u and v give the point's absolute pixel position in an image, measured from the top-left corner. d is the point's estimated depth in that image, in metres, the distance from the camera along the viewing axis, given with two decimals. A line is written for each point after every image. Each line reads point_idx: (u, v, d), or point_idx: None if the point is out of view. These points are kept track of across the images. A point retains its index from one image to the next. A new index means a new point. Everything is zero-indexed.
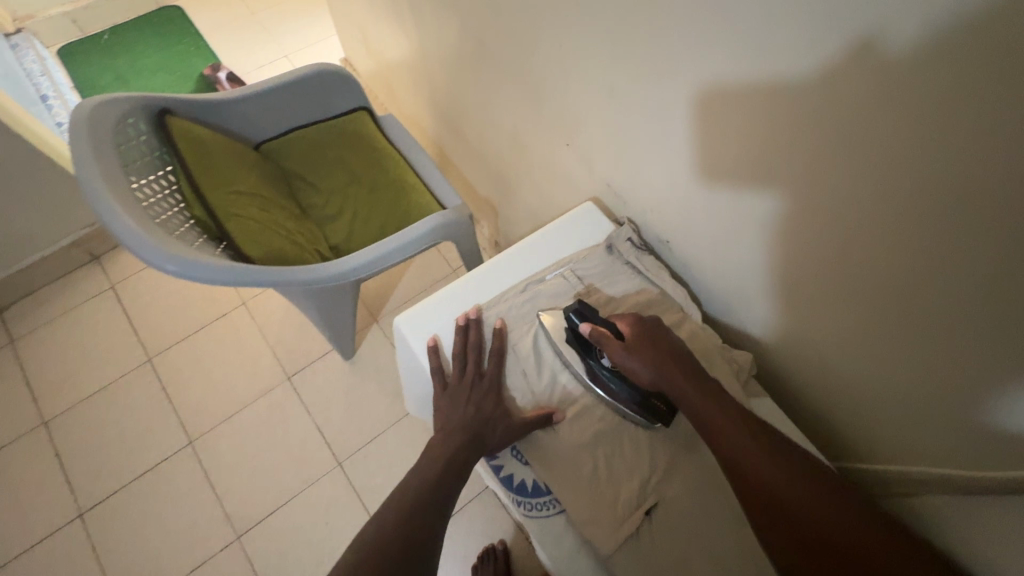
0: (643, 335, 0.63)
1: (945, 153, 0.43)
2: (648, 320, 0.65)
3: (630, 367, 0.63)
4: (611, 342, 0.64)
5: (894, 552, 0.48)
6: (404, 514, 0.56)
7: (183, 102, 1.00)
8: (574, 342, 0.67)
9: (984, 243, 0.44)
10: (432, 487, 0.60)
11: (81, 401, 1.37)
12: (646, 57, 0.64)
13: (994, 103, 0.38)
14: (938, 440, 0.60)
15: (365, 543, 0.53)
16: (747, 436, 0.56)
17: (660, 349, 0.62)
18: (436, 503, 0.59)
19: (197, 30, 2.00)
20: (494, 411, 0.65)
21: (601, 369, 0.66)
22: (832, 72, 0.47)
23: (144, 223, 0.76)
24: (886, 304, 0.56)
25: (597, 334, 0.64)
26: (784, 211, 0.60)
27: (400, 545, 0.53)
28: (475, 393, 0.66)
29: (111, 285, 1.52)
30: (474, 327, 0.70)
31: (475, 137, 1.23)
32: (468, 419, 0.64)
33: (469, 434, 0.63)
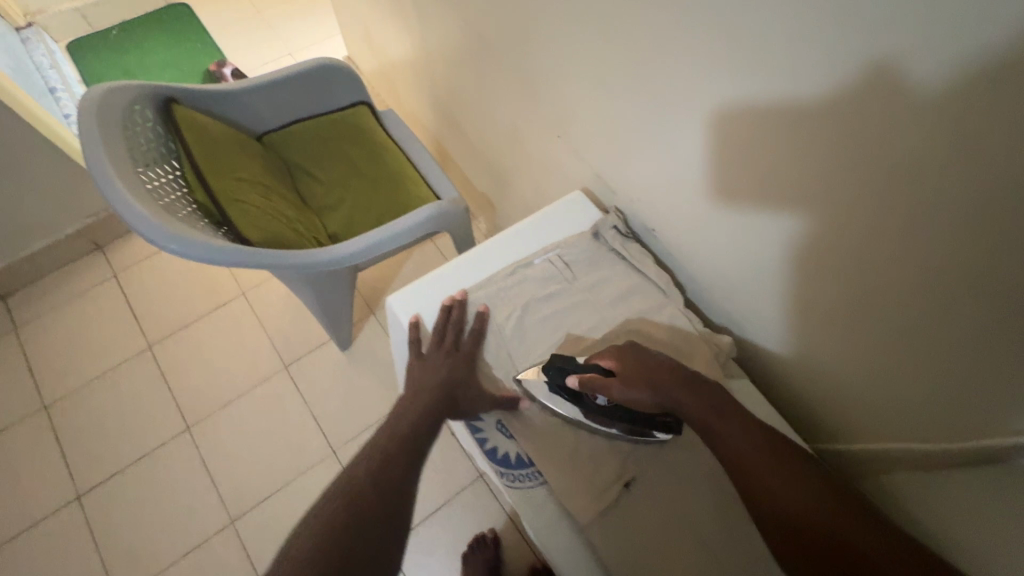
0: (631, 365, 0.62)
1: (915, 136, 0.46)
2: (628, 348, 0.64)
3: (635, 401, 0.61)
4: (604, 381, 0.62)
5: (879, 537, 0.49)
6: (380, 465, 0.59)
7: (189, 93, 1.04)
8: (567, 395, 0.65)
9: (946, 217, 0.47)
10: (408, 440, 0.62)
11: (81, 387, 1.39)
12: (638, 49, 0.67)
13: (949, 81, 0.41)
14: (915, 420, 0.62)
15: (343, 490, 0.56)
16: (743, 432, 0.58)
17: (651, 368, 0.62)
18: (412, 453, 0.61)
19: (203, 27, 2.04)
20: (469, 379, 0.68)
21: (595, 409, 0.64)
22: (803, 56, 0.50)
23: (150, 206, 0.79)
24: (861, 285, 0.59)
25: (589, 382, 0.62)
26: (762, 193, 0.63)
27: (377, 486, 0.56)
28: (452, 362, 0.69)
29: (114, 274, 1.54)
30: (455, 305, 0.73)
31: (473, 132, 1.26)
32: (442, 383, 0.67)
33: (444, 400, 0.66)
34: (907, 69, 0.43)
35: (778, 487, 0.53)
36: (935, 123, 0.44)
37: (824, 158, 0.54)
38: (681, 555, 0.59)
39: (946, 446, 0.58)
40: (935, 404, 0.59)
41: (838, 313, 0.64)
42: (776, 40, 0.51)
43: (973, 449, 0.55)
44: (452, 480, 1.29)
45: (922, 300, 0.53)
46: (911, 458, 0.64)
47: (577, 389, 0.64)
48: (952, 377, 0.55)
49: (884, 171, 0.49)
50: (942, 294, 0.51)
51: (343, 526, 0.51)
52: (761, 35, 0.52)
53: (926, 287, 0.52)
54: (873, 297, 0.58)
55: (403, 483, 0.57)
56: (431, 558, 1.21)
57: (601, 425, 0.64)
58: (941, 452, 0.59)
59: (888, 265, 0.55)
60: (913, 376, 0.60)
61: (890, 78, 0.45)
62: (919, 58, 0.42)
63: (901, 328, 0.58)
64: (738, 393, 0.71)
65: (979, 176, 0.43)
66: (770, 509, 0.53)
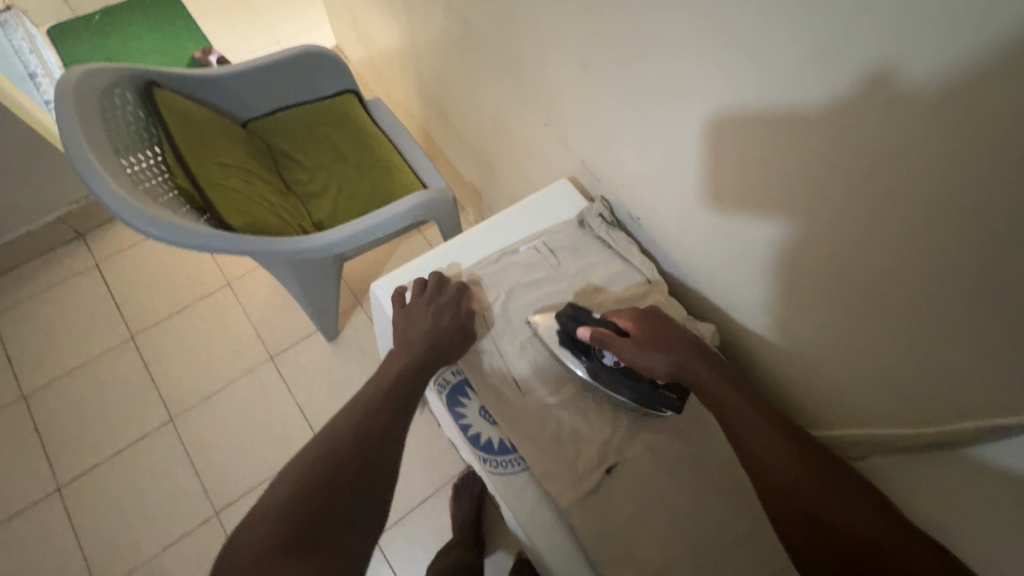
0: (647, 329, 0.64)
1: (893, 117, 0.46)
2: (649, 314, 0.66)
3: (643, 363, 0.63)
4: (617, 339, 0.64)
5: (877, 522, 0.49)
6: (359, 428, 0.59)
7: (171, 76, 1.02)
8: (571, 348, 0.66)
9: (921, 202, 0.47)
10: (391, 403, 0.62)
11: (62, 376, 1.37)
12: (622, 32, 0.66)
13: (926, 66, 0.42)
14: (898, 405, 0.62)
15: (321, 449, 0.57)
16: (756, 413, 0.58)
17: (665, 335, 0.64)
18: (392, 417, 0.61)
19: (188, 13, 2.01)
20: (449, 331, 0.68)
21: (603, 368, 0.65)
22: (783, 40, 0.50)
23: (128, 189, 0.78)
24: (838, 271, 0.59)
25: (600, 337, 0.64)
26: (745, 181, 0.63)
27: (350, 447, 0.57)
28: (436, 306, 0.70)
29: (95, 263, 1.52)
30: (436, 276, 0.73)
31: (461, 122, 1.26)
32: (427, 332, 0.67)
33: (427, 353, 0.66)
34: (886, 47, 0.43)
35: (785, 472, 0.54)
36: (908, 106, 0.44)
37: (804, 142, 0.54)
38: (661, 541, 0.60)
39: (925, 432, 0.59)
40: (912, 386, 0.59)
41: (820, 296, 0.64)
42: (759, 20, 0.51)
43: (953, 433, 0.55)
44: (438, 471, 1.29)
45: (898, 283, 0.54)
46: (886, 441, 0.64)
47: (586, 342, 0.65)
48: (931, 356, 0.55)
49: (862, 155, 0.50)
50: (918, 279, 0.52)
51: (317, 486, 0.53)
52: (745, 15, 0.52)
53: (904, 269, 0.53)
54: (850, 281, 0.59)
55: (380, 448, 0.58)
56: (417, 547, 1.21)
57: (605, 385, 0.65)
58: (920, 437, 0.59)
59: (865, 249, 0.55)
60: (891, 360, 0.60)
61: (871, 57, 0.45)
62: (897, 37, 0.42)
63: (882, 309, 0.58)
64: None
65: (954, 159, 0.43)
66: (776, 494, 0.53)
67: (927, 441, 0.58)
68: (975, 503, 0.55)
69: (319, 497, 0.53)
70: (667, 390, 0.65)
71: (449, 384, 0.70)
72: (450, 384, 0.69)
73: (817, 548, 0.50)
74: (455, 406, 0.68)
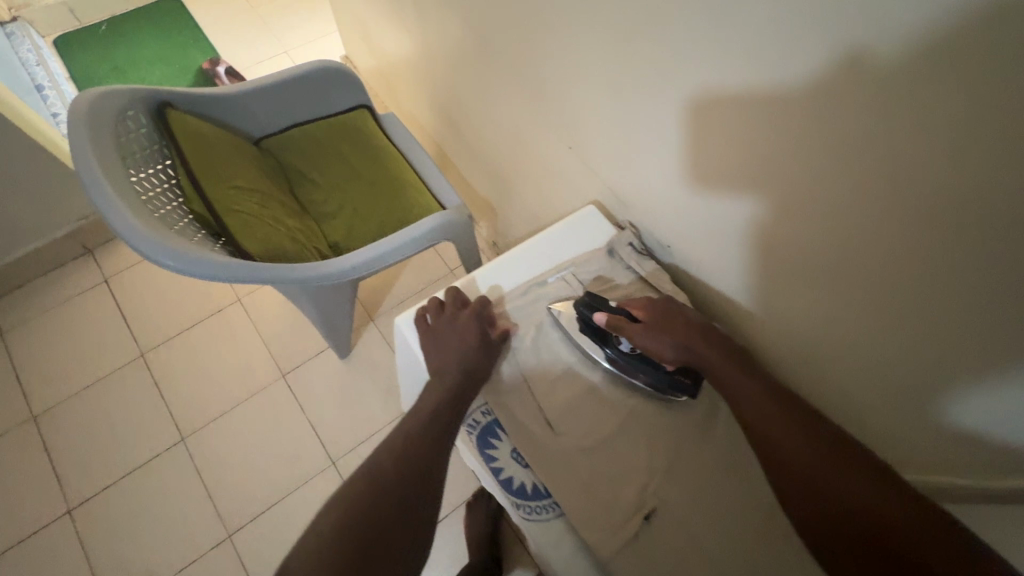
0: (658, 315, 0.67)
1: (931, 175, 0.43)
2: (660, 300, 0.68)
3: (652, 347, 0.65)
4: (629, 324, 0.66)
5: (899, 501, 0.47)
6: (402, 457, 0.58)
7: (183, 96, 1.00)
8: (590, 332, 0.69)
9: (972, 256, 0.43)
10: (432, 434, 0.62)
11: (72, 395, 1.35)
12: (646, 62, 0.63)
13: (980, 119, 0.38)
14: (932, 450, 0.59)
15: (365, 479, 0.56)
16: (767, 398, 0.58)
17: (669, 319, 0.66)
18: (434, 448, 0.61)
19: (196, 22, 1.99)
20: (477, 345, 0.67)
21: (620, 354, 0.68)
22: (822, 80, 0.46)
23: (144, 218, 0.75)
24: (869, 318, 0.56)
25: (614, 321, 0.67)
26: (778, 220, 0.59)
27: (395, 476, 0.56)
28: (461, 325, 0.70)
29: (104, 279, 1.50)
30: (454, 293, 0.73)
31: (475, 137, 1.23)
32: (457, 354, 0.67)
33: (458, 371, 0.66)
34: (927, 103, 0.40)
35: (782, 439, 0.55)
36: (950, 165, 0.41)
37: (837, 189, 0.51)
38: None
39: (966, 483, 0.56)
40: (947, 440, 0.56)
41: (849, 339, 0.61)
42: (791, 61, 0.48)
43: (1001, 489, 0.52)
44: (453, 492, 1.27)
45: (935, 339, 0.51)
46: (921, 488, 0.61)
47: (603, 328, 0.68)
48: (961, 404, 0.52)
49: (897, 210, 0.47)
50: (959, 338, 0.48)
51: (367, 514, 0.52)
52: (776, 55, 0.49)
53: (941, 327, 0.49)
54: (883, 331, 0.56)
55: (425, 478, 0.58)
56: (433, 571, 1.19)
57: (619, 368, 0.68)
58: (960, 487, 0.57)
59: (899, 302, 0.52)
60: (925, 410, 0.57)
61: (912, 111, 0.42)
62: (941, 92, 0.39)
63: (914, 362, 0.54)
64: None
65: (1003, 225, 0.40)
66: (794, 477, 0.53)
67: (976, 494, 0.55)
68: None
69: (368, 525, 0.51)
70: (682, 374, 0.66)
71: (480, 424, 0.69)
72: (481, 425, 0.68)
73: (841, 533, 0.48)
74: (486, 448, 0.67)
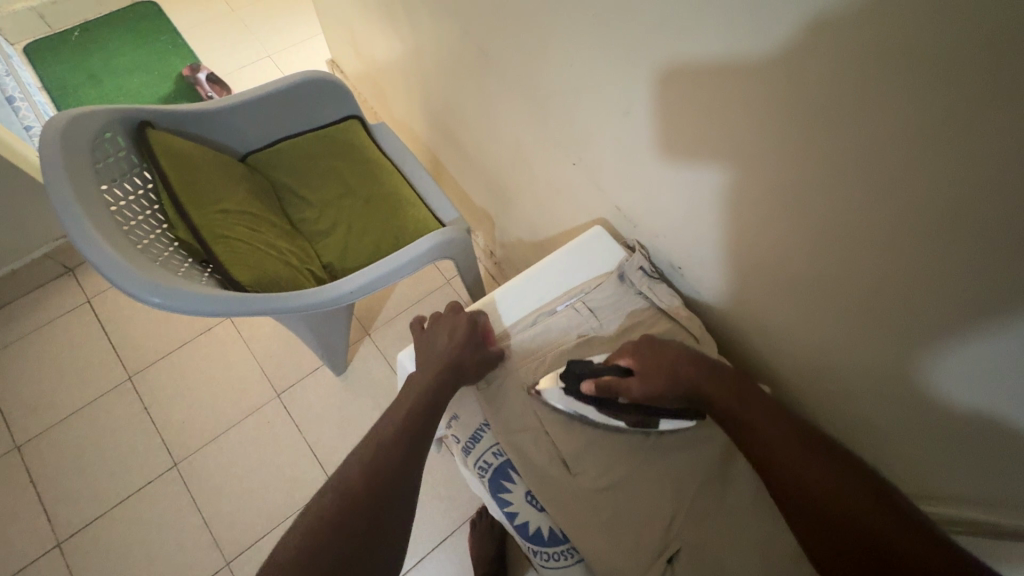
0: (647, 362, 0.65)
1: (990, 213, 0.41)
2: (644, 345, 0.67)
3: (652, 396, 0.64)
4: (622, 381, 0.65)
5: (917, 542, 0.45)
6: (371, 471, 0.57)
7: (164, 114, 0.95)
8: (586, 400, 0.68)
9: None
10: (403, 446, 0.60)
11: (57, 423, 1.30)
12: (669, 82, 0.61)
13: None
14: (970, 483, 0.58)
15: (339, 486, 0.56)
16: (778, 426, 0.56)
17: (673, 363, 0.64)
18: (406, 464, 0.59)
19: (174, 28, 1.92)
20: (463, 341, 0.72)
21: (621, 410, 0.67)
22: (865, 99, 0.45)
23: (125, 251, 0.71)
24: (906, 350, 0.56)
25: (605, 384, 0.66)
26: (812, 238, 0.58)
27: (366, 486, 0.55)
28: (454, 329, 0.74)
29: (87, 299, 1.45)
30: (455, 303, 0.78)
31: (471, 147, 1.19)
32: (445, 353, 0.71)
33: (441, 364, 0.70)
34: (993, 141, 0.38)
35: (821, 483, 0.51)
36: (1013, 205, 0.40)
37: (879, 222, 0.50)
38: None
39: (988, 517, 0.56)
40: (982, 472, 0.56)
41: (890, 373, 0.60)
42: (833, 90, 0.46)
43: (1003, 528, 0.54)
44: (457, 510, 1.24)
45: (981, 374, 0.50)
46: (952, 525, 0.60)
47: (596, 392, 0.67)
48: (1000, 429, 0.52)
49: (948, 243, 0.46)
50: (1005, 369, 0.48)
51: (330, 536, 0.51)
52: (815, 82, 0.47)
53: (986, 365, 0.49)
54: (926, 368, 0.55)
55: (394, 497, 0.56)
56: None
57: (606, 418, 0.68)
58: (984, 522, 0.56)
59: (945, 336, 0.51)
60: (958, 445, 0.57)
61: (967, 137, 0.40)
62: (1006, 133, 0.37)
63: (955, 395, 0.54)
64: None
65: None
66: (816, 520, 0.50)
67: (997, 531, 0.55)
68: None
69: (325, 543, 0.50)
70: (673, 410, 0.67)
71: (492, 465, 0.71)
72: (493, 466, 0.70)
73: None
74: (500, 492, 0.69)
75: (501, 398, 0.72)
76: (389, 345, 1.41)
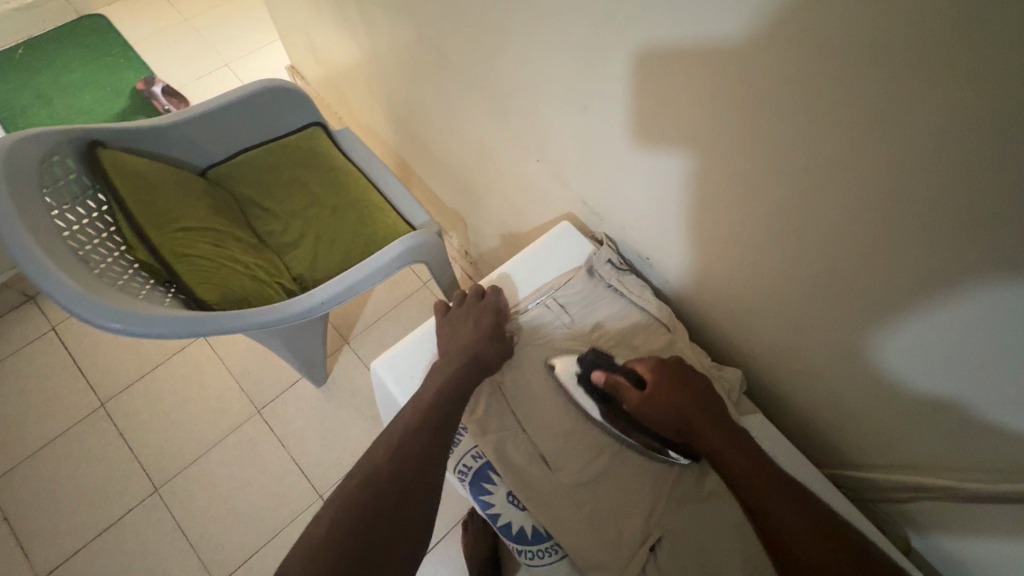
0: (663, 381, 0.66)
1: (929, 188, 0.43)
2: (669, 364, 0.67)
3: (648, 413, 0.65)
4: (628, 387, 0.67)
5: None
6: (395, 465, 0.58)
7: (114, 132, 0.93)
8: (591, 391, 0.69)
9: (973, 249, 0.44)
10: (422, 445, 0.60)
11: (28, 457, 1.26)
12: (622, 77, 0.62)
13: (971, 117, 0.38)
14: (930, 452, 0.60)
15: (363, 477, 0.57)
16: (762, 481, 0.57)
17: (680, 404, 0.64)
18: (429, 458, 0.59)
19: (125, 41, 1.87)
20: (487, 329, 0.74)
21: (619, 414, 0.69)
22: (809, 85, 0.46)
23: (81, 278, 0.69)
24: (858, 327, 0.59)
25: (613, 382, 0.67)
26: (771, 223, 0.59)
27: (389, 479, 0.56)
28: (478, 315, 0.76)
29: (52, 326, 1.41)
30: (494, 287, 0.80)
31: (436, 147, 1.18)
32: (472, 339, 0.72)
33: (469, 351, 0.71)
34: (928, 116, 0.40)
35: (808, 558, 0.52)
36: (952, 181, 0.42)
37: (831, 205, 0.52)
38: None
39: (963, 485, 0.58)
40: (949, 443, 0.58)
41: (844, 351, 0.62)
42: (779, 79, 0.47)
43: (981, 492, 0.56)
44: (447, 513, 1.24)
45: (938, 347, 0.52)
46: (921, 492, 0.63)
47: (601, 386, 0.69)
48: (963, 400, 0.53)
49: (895, 220, 0.47)
50: (962, 341, 0.49)
51: (354, 526, 0.52)
52: (762, 72, 0.48)
53: (932, 339, 0.52)
54: (874, 343, 0.58)
55: (420, 496, 0.57)
56: None
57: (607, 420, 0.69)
58: (960, 489, 0.58)
59: (905, 313, 0.53)
60: (923, 416, 0.58)
61: (904, 118, 0.42)
62: (940, 108, 0.39)
63: (917, 371, 0.56)
64: (750, 429, 0.72)
65: (1001, 219, 0.40)
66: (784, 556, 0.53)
67: (976, 495, 0.57)
68: (1012, 529, 0.56)
69: (347, 531, 0.51)
70: (664, 446, 0.67)
71: (472, 468, 0.69)
72: (472, 470, 0.69)
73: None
74: (481, 495, 0.68)
75: (478, 398, 0.72)
76: (369, 353, 1.40)
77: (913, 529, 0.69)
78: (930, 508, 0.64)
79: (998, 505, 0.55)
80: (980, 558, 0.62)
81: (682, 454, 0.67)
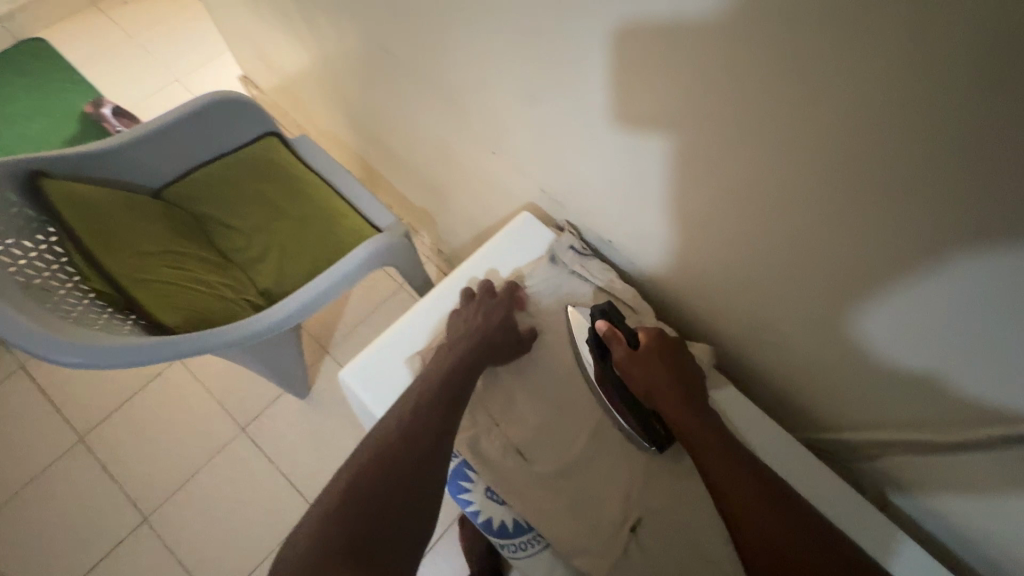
0: (655, 348, 0.67)
1: (870, 150, 0.44)
2: (669, 337, 0.68)
3: (631, 373, 0.67)
4: (624, 344, 0.67)
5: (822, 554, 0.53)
6: (383, 459, 0.56)
7: (57, 160, 0.90)
8: (591, 339, 0.70)
9: (917, 207, 0.44)
10: (408, 437, 0.58)
11: (10, 499, 1.23)
12: (566, 64, 0.62)
13: (901, 78, 0.39)
14: (903, 411, 0.62)
15: (350, 475, 0.55)
16: (739, 464, 0.59)
17: (661, 382, 0.65)
18: (419, 444, 0.57)
19: (67, 63, 1.81)
20: (497, 322, 0.72)
21: (608, 372, 0.69)
22: (747, 59, 0.46)
23: (34, 314, 0.67)
24: (828, 295, 0.59)
25: (614, 334, 0.68)
26: (725, 197, 0.59)
27: (380, 471, 0.54)
28: (489, 310, 0.74)
29: (20, 364, 1.37)
30: (509, 285, 0.78)
31: (395, 147, 1.16)
32: (480, 334, 0.71)
33: (476, 349, 0.69)
34: (862, 78, 0.41)
35: (778, 530, 0.54)
36: (890, 141, 0.42)
37: (779, 176, 0.52)
38: None
39: (938, 438, 0.59)
40: (921, 400, 0.59)
41: (813, 319, 0.63)
42: (717, 55, 0.48)
43: (952, 442, 0.58)
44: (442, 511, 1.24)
45: (903, 313, 0.53)
46: (895, 448, 0.65)
47: (601, 336, 0.69)
48: (933, 361, 0.54)
49: (842, 184, 0.48)
50: (924, 303, 0.50)
51: (347, 526, 0.50)
52: (700, 49, 0.48)
53: (896, 305, 0.53)
54: (845, 310, 0.58)
55: (412, 484, 0.55)
56: None
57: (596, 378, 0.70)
58: (934, 442, 0.60)
59: (867, 278, 0.53)
60: (893, 376, 0.59)
61: (840, 84, 0.42)
62: (872, 70, 0.40)
63: (888, 336, 0.56)
64: (724, 403, 0.73)
65: (937, 175, 0.41)
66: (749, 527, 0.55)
67: (948, 446, 0.58)
68: (983, 475, 0.58)
69: (338, 531, 0.49)
70: (643, 436, 0.67)
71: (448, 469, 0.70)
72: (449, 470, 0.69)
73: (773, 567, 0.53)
74: (460, 493, 0.68)
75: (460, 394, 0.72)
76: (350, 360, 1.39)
77: (888, 482, 0.71)
78: (902, 463, 0.66)
79: (968, 454, 0.57)
80: (952, 506, 0.64)
81: (651, 442, 0.67)
